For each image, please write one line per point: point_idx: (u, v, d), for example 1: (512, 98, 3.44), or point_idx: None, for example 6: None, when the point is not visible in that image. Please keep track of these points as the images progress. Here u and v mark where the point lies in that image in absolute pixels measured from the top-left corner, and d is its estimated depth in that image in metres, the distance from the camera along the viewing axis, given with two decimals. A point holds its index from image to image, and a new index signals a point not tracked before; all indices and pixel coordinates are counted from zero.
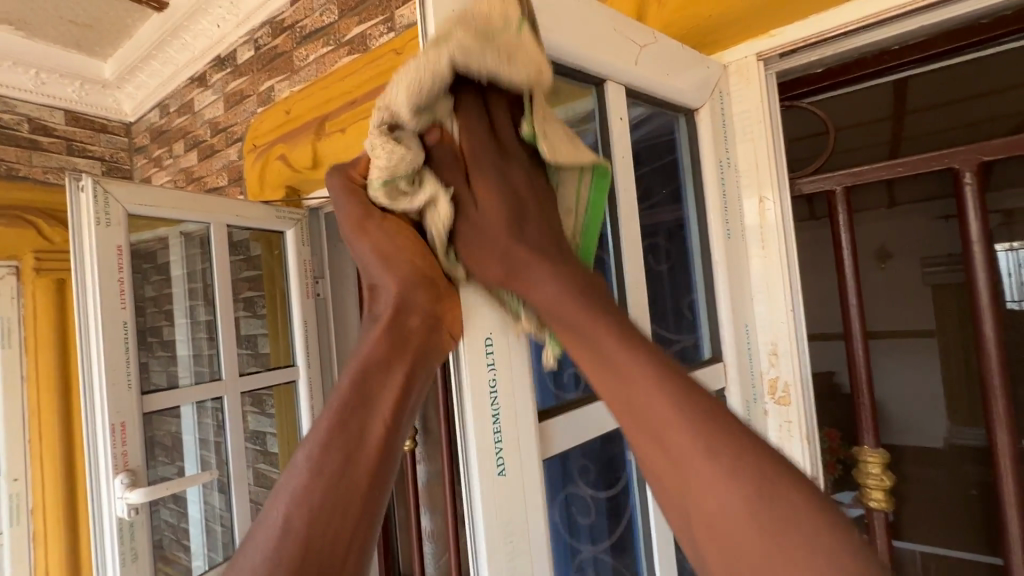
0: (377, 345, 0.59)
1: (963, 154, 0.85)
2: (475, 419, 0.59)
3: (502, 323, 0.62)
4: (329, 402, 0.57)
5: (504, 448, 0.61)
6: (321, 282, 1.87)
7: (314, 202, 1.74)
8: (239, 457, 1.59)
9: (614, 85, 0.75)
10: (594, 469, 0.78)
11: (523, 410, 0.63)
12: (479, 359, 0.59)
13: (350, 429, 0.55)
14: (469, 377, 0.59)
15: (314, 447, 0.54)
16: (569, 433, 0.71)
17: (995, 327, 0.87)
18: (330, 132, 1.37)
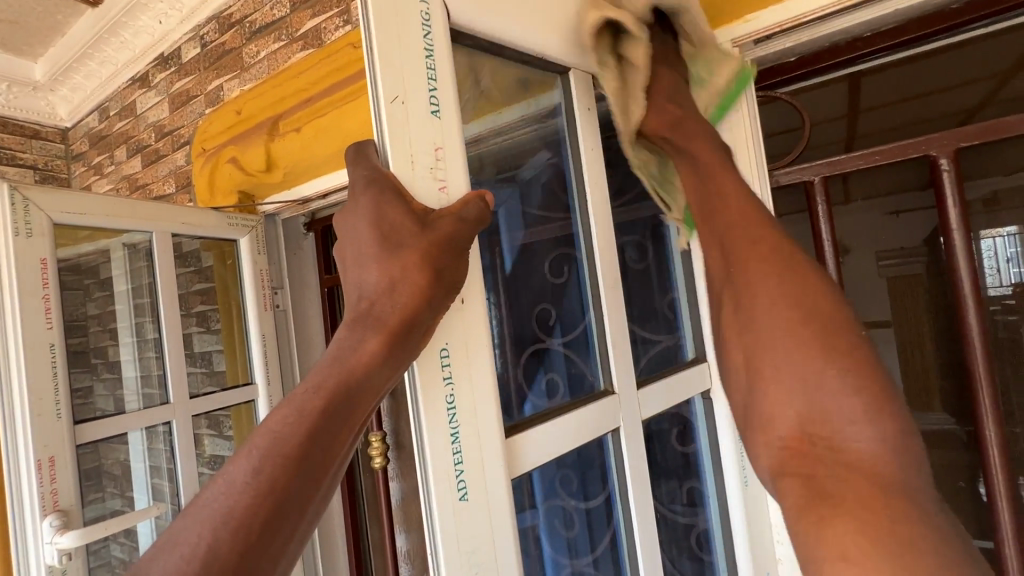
0: (367, 351, 0.48)
1: (939, 141, 0.85)
2: (430, 440, 0.50)
3: (460, 328, 0.54)
4: (291, 400, 0.47)
5: (465, 471, 0.52)
6: (281, 293, 1.75)
7: (269, 208, 1.61)
8: (192, 487, 1.47)
9: (579, 74, 0.70)
10: (574, 482, 0.72)
11: (486, 427, 0.55)
12: (433, 370, 0.51)
13: (311, 445, 0.46)
14: (422, 391, 0.50)
15: (263, 458, 0.44)
16: (544, 450, 0.63)
17: (979, 315, 0.87)
18: (285, 132, 1.28)
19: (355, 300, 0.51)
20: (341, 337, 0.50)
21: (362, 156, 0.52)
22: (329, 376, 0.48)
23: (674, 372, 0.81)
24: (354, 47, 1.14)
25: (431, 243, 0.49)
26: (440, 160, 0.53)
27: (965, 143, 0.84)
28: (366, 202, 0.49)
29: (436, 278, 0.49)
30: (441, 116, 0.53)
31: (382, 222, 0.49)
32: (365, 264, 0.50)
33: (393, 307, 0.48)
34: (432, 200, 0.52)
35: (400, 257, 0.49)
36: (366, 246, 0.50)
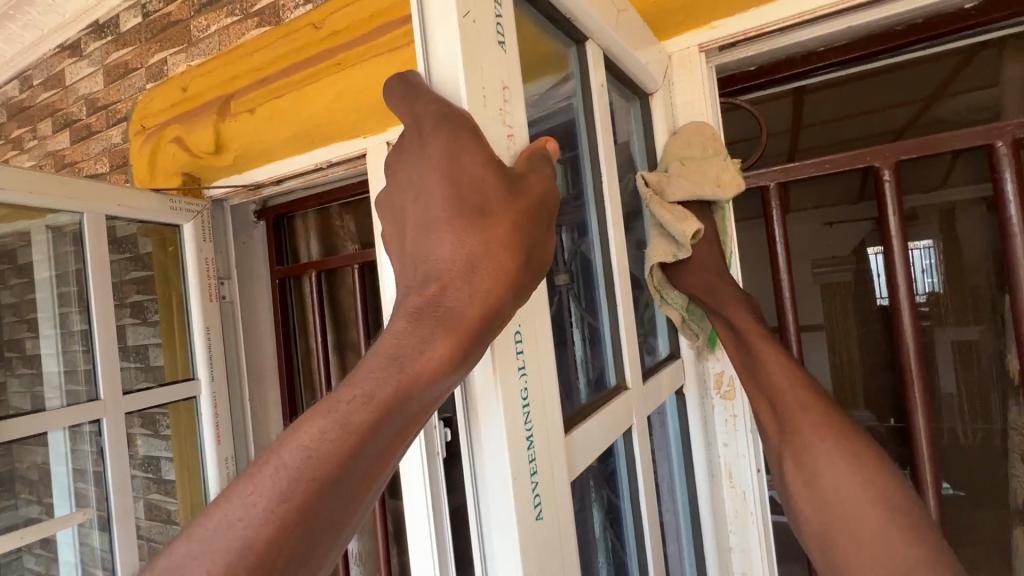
0: (437, 354, 0.34)
1: (882, 154, 0.90)
2: (509, 448, 0.40)
3: (529, 306, 0.44)
4: (330, 409, 0.33)
5: (539, 482, 0.43)
6: (228, 284, 1.64)
7: (216, 192, 1.51)
8: (123, 491, 1.34)
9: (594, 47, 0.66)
10: (587, 500, 0.63)
11: (553, 426, 0.46)
12: (508, 357, 0.41)
13: (352, 472, 0.33)
14: (499, 388, 0.40)
15: (292, 484, 0.31)
16: (585, 453, 0.55)
17: (912, 320, 0.93)
18: (236, 112, 1.21)
19: (419, 281, 0.37)
20: (399, 329, 0.35)
21: (411, 88, 0.39)
22: (384, 381, 0.33)
23: (660, 367, 0.80)
24: (315, 28, 1.09)
25: (522, 210, 0.38)
26: (507, 100, 0.43)
27: (907, 156, 0.89)
28: (439, 143, 0.37)
29: (525, 258, 0.38)
30: (506, 50, 0.43)
31: (459, 174, 0.37)
32: (430, 231, 0.37)
33: (471, 294, 0.35)
34: (502, 146, 0.41)
35: (487, 225, 0.37)
36: (436, 207, 0.37)
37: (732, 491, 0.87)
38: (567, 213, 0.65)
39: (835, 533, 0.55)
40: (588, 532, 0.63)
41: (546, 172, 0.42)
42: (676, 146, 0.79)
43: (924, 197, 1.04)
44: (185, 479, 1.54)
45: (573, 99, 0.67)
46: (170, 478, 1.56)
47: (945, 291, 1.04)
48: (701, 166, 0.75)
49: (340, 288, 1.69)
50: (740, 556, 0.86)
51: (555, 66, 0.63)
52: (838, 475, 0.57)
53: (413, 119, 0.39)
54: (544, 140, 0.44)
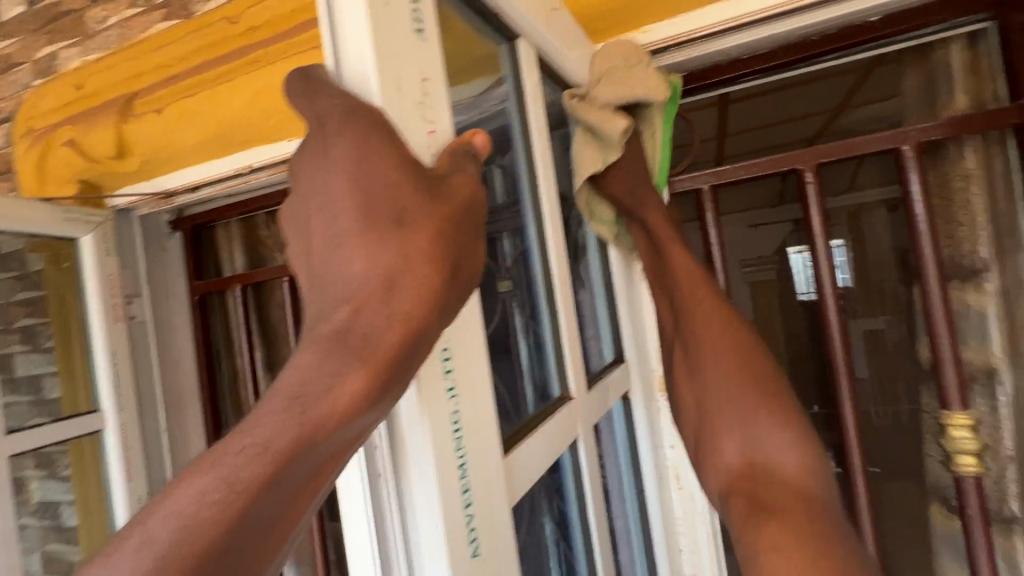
0: (348, 390, 0.30)
1: (805, 156, 0.94)
2: (439, 481, 0.36)
3: (460, 321, 0.41)
4: (214, 464, 0.28)
5: (475, 513, 0.40)
6: (136, 302, 1.51)
7: (121, 202, 1.36)
8: (9, 545, 1.17)
9: (527, 45, 0.64)
10: (535, 519, 0.60)
11: (490, 449, 0.43)
12: (435, 380, 0.37)
13: (242, 539, 0.28)
14: (424, 417, 0.36)
15: (159, 564, 0.26)
16: (525, 474, 0.53)
17: (838, 314, 0.98)
18: (141, 112, 1.09)
19: (327, 307, 0.32)
20: (303, 365, 0.31)
21: (313, 84, 0.35)
22: (282, 427, 0.29)
23: (607, 372, 0.80)
24: (230, 21, 1.00)
25: (446, 217, 0.35)
26: (427, 94, 0.39)
27: (826, 159, 0.93)
28: (344, 143, 0.33)
29: (451, 273, 0.35)
30: (425, 39, 0.40)
31: (369, 183, 0.33)
32: (336, 247, 0.33)
33: (389, 317, 0.32)
34: (422, 144, 0.38)
35: (405, 234, 0.33)
36: (343, 221, 0.32)
37: (680, 492, 0.90)
38: (503, 223, 0.62)
39: (766, 501, 0.46)
40: (538, 545, 0.61)
41: (471, 171, 0.38)
42: (602, 63, 0.76)
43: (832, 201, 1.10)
44: (86, 522, 1.38)
45: (507, 103, 0.64)
46: (71, 524, 1.39)
47: (855, 286, 1.10)
48: (631, 74, 0.73)
49: (267, 303, 1.56)
50: (690, 556, 0.90)
51: (488, 67, 0.60)
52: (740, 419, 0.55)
53: (314, 116, 0.35)
54: (472, 132, 0.40)
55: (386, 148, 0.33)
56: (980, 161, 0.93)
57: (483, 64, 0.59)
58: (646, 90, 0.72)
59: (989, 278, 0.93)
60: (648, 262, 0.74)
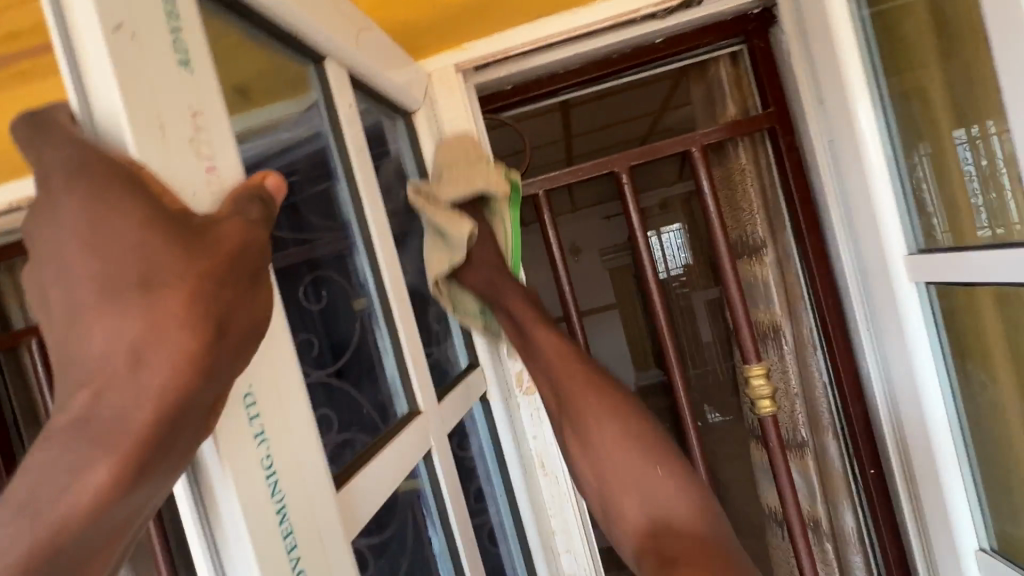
0: (92, 486, 0.27)
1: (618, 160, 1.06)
2: (252, 537, 0.35)
3: (264, 361, 0.40)
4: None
5: (302, 555, 0.39)
6: None
7: None
8: None
9: (336, 66, 0.63)
10: (395, 540, 0.61)
11: (318, 486, 0.42)
12: (238, 431, 0.36)
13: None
14: (224, 472, 0.34)
15: None
16: (372, 498, 0.53)
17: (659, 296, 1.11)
18: None
19: (66, 393, 0.28)
20: (43, 459, 0.27)
21: (42, 129, 0.30)
22: (15, 539, 0.26)
23: (459, 376, 0.82)
24: None
25: (205, 271, 0.31)
26: (201, 130, 0.38)
27: (634, 162, 1.07)
28: (72, 200, 0.29)
29: (217, 332, 0.31)
30: (193, 71, 0.39)
31: (104, 248, 0.29)
32: (75, 321, 0.29)
33: (138, 396, 0.28)
34: (198, 183, 0.36)
35: (155, 303, 0.29)
36: (79, 291, 0.29)
37: (547, 478, 0.93)
38: (323, 246, 0.61)
39: (672, 553, 0.51)
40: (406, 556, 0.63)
41: (252, 216, 0.36)
42: (443, 156, 0.81)
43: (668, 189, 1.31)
44: None
45: (320, 123, 0.63)
46: None
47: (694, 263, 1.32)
48: (470, 167, 0.79)
49: None
50: (563, 535, 0.93)
51: (290, 88, 0.59)
52: (614, 452, 0.64)
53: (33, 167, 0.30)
54: (262, 175, 0.39)
55: (128, 203, 0.30)
56: (750, 157, 1.13)
57: (281, 85, 0.57)
58: (486, 176, 0.78)
59: (766, 251, 1.15)
60: (518, 346, 0.77)
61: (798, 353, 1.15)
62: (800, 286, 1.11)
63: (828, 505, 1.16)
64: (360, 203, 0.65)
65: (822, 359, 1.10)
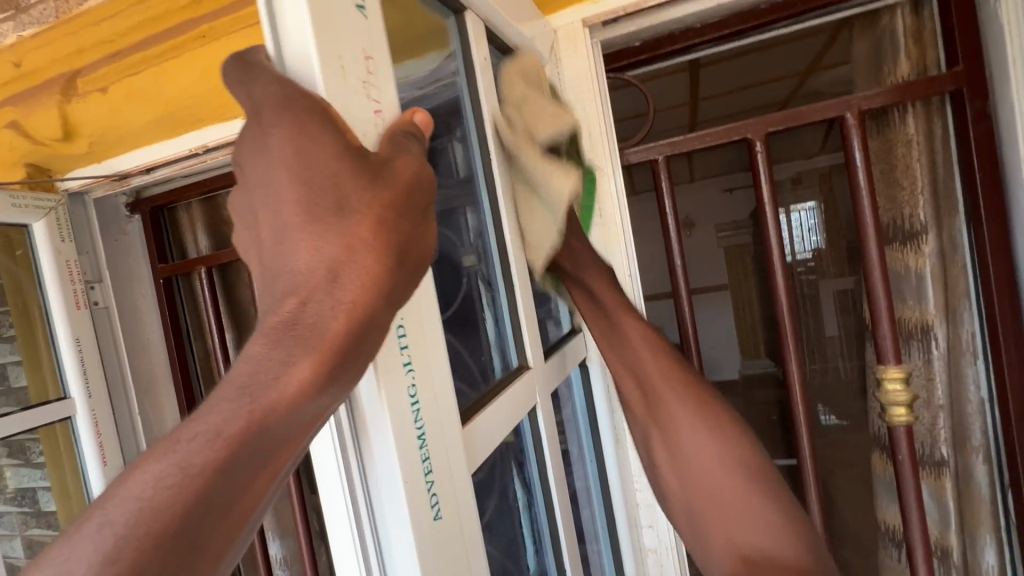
0: (296, 379, 0.32)
1: (754, 125, 0.96)
2: (398, 455, 0.39)
3: (415, 302, 0.44)
4: (169, 451, 0.30)
5: (436, 481, 0.43)
6: (98, 288, 1.44)
7: (73, 187, 1.32)
8: None
9: (475, 19, 0.64)
10: (496, 488, 0.65)
11: (449, 421, 0.46)
12: (391, 360, 0.40)
13: (195, 523, 0.29)
14: (382, 391, 0.39)
15: (119, 543, 0.28)
16: (488, 441, 0.56)
17: (784, 278, 1.02)
18: (85, 92, 1.04)
19: (276, 299, 0.34)
20: (254, 357, 0.33)
21: (251, 71, 0.37)
22: (236, 414, 0.31)
23: (561, 342, 0.83)
24: None
25: (389, 202, 0.36)
26: (371, 73, 0.41)
27: (774, 128, 0.95)
28: (282, 134, 0.35)
29: (398, 260, 0.36)
30: (366, 16, 0.41)
31: (311, 175, 0.35)
32: (283, 240, 0.35)
33: (335, 307, 0.34)
34: (368, 125, 0.39)
35: (347, 224, 0.35)
36: (286, 212, 0.35)
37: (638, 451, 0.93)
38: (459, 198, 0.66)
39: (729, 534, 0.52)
40: (504, 504, 0.68)
41: (413, 152, 0.39)
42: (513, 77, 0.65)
43: (806, 162, 1.36)
44: (63, 505, 1.37)
45: (457, 77, 0.65)
46: (49, 509, 1.38)
47: (826, 248, 1.30)
48: (541, 106, 0.64)
49: (235, 284, 1.56)
50: (646, 509, 0.94)
51: (433, 42, 0.61)
52: (697, 445, 0.60)
53: (251, 108, 0.36)
54: (412, 112, 0.42)
55: (326, 138, 0.34)
56: (920, 127, 0.97)
57: (426, 42, 0.59)
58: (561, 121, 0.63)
59: (927, 240, 0.98)
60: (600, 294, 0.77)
61: (949, 359, 0.99)
62: (964, 280, 0.95)
63: (965, 536, 1.01)
64: (487, 151, 0.65)
65: (982, 369, 0.95)
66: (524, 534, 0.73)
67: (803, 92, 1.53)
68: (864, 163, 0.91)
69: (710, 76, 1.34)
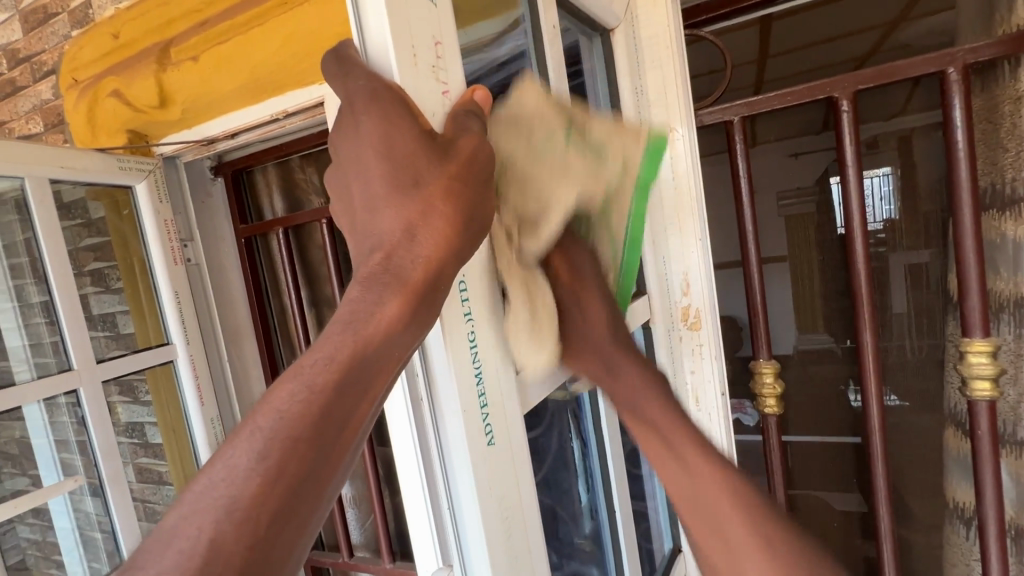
0: (387, 314, 0.36)
1: (842, 83, 0.90)
2: (458, 388, 0.42)
3: (476, 258, 0.45)
4: (296, 374, 0.35)
5: (490, 413, 0.46)
6: (191, 246, 1.58)
7: (167, 150, 1.41)
8: (111, 457, 1.35)
9: None
10: (555, 434, 0.69)
11: (504, 367, 0.48)
12: (455, 313, 0.42)
13: (324, 430, 0.34)
14: (444, 333, 0.41)
15: (268, 443, 0.33)
16: (540, 388, 0.58)
17: (863, 244, 0.97)
18: (178, 61, 1.12)
19: (368, 258, 0.38)
20: (353, 297, 0.37)
21: (345, 62, 0.39)
22: (346, 341, 0.36)
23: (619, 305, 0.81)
24: None
25: (465, 173, 0.39)
26: (440, 57, 0.42)
27: (864, 86, 0.89)
28: (370, 123, 0.37)
29: (475, 227, 0.39)
30: (436, 4, 0.42)
31: (398, 155, 0.37)
32: (376, 207, 0.38)
33: (421, 263, 0.37)
34: (436, 104, 0.41)
35: (428, 195, 0.38)
36: (374, 185, 0.38)
37: (699, 412, 0.94)
38: None
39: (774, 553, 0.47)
40: (563, 458, 0.71)
41: (474, 130, 0.40)
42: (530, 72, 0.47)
43: (886, 124, 1.25)
44: (172, 440, 1.54)
45: (525, 43, 0.62)
46: (155, 442, 1.51)
47: (900, 216, 1.23)
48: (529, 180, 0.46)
49: (307, 243, 1.65)
50: None
51: (502, 9, 0.59)
52: None
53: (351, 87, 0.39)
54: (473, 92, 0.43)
55: (417, 115, 0.37)
56: None
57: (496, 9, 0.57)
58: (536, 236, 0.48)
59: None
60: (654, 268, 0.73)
61: None
62: None
63: None
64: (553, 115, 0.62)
65: None
66: (580, 487, 0.76)
67: (891, 44, 1.41)
68: (966, 121, 0.85)
69: (789, 30, 1.27)
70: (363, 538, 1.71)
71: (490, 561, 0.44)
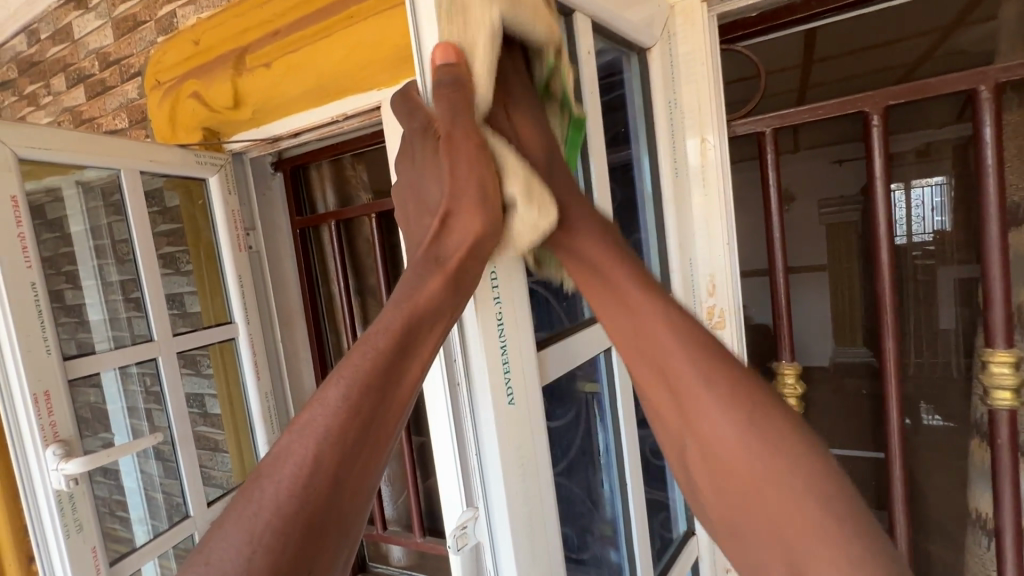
0: (432, 290, 0.47)
1: (873, 99, 0.94)
2: (485, 354, 0.51)
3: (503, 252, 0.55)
4: (369, 337, 0.46)
5: (512, 378, 0.54)
6: (253, 234, 1.72)
7: (236, 146, 1.56)
8: (182, 422, 1.48)
9: (583, 17, 0.68)
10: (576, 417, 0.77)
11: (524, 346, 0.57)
12: (486, 295, 0.52)
13: (390, 377, 0.45)
14: (476, 311, 0.51)
15: (351, 385, 0.43)
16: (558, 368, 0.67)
17: (890, 254, 1.00)
18: (252, 67, 1.24)
19: (438, 251, 0.48)
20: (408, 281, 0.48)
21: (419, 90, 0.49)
22: (405, 313, 0.46)
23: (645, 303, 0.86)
24: None
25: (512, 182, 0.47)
26: None
27: (895, 101, 0.92)
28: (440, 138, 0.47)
29: None
30: None
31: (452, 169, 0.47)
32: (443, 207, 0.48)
33: None
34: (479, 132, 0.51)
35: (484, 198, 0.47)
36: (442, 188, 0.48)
37: None
38: None
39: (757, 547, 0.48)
40: (586, 446, 0.80)
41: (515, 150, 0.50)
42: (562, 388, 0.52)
43: (937, 132, 1.17)
44: (229, 412, 1.68)
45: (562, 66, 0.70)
46: (214, 412, 1.63)
47: (953, 229, 1.13)
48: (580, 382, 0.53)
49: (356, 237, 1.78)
50: None
51: None
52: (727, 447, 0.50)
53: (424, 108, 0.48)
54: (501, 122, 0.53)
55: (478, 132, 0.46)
56: None
57: None
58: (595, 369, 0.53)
59: None
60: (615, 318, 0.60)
61: None
62: None
63: None
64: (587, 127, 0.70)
65: None
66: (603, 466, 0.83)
67: (943, 50, 1.39)
68: (995, 138, 0.87)
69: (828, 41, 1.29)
70: (395, 514, 1.82)
71: (508, 502, 0.53)
